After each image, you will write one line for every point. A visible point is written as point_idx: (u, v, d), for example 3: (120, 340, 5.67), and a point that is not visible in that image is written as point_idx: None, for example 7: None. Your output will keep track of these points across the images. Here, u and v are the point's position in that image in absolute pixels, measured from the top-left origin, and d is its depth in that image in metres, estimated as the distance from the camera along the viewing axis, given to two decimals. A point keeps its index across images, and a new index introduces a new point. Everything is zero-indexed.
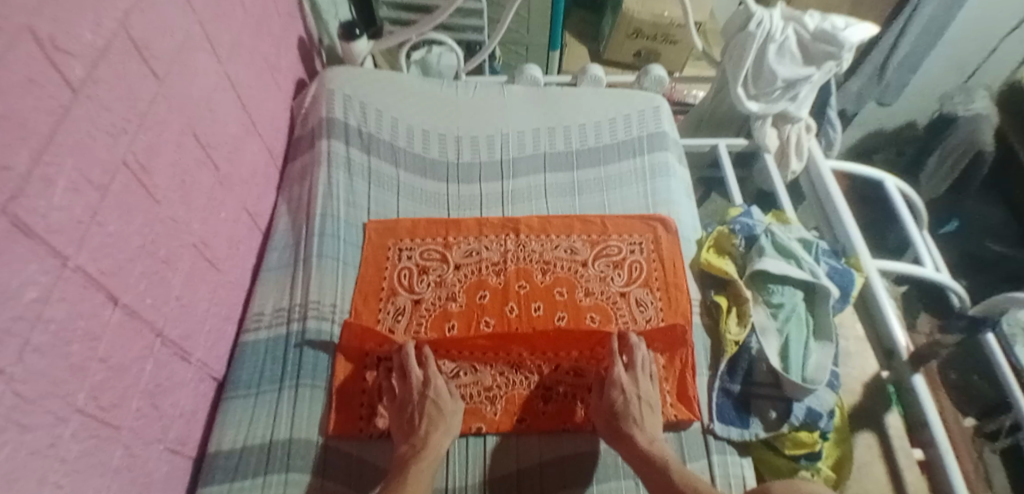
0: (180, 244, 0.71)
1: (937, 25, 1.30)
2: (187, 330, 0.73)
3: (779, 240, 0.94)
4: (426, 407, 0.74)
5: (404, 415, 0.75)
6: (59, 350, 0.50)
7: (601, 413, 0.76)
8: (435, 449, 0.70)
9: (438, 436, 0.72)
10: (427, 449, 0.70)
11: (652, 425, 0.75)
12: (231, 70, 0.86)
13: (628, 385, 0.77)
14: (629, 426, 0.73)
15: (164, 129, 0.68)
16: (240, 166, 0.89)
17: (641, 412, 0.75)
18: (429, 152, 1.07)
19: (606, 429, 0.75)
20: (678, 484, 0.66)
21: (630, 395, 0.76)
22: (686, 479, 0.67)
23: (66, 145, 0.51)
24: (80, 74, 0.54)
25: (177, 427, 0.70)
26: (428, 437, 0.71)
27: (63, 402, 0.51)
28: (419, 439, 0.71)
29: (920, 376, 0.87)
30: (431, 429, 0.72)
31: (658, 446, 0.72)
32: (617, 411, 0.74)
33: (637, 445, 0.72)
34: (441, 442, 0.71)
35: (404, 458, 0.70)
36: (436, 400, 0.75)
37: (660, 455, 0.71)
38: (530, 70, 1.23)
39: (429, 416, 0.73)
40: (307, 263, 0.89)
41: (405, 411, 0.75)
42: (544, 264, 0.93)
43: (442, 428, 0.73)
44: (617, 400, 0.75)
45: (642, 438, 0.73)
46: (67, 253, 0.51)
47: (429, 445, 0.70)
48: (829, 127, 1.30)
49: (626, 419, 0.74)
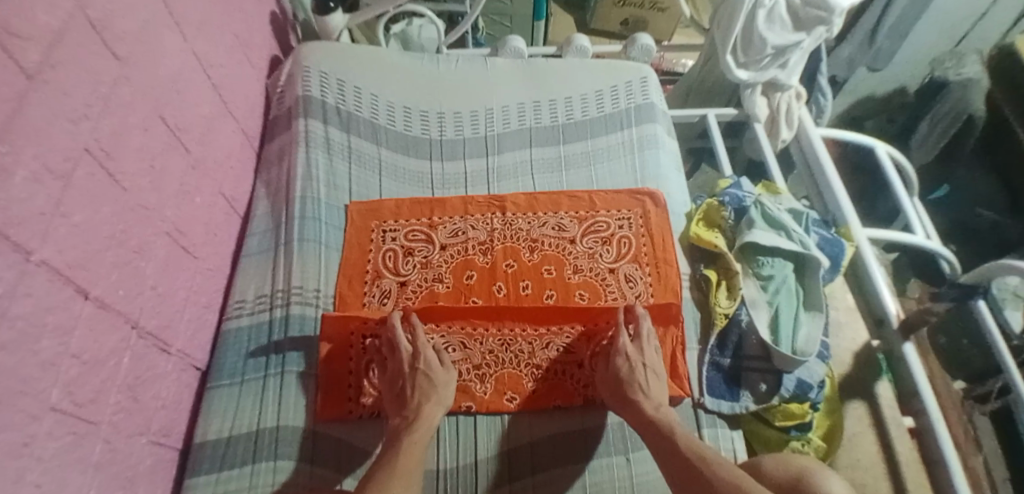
0: (153, 232, 0.69)
1: None
2: (165, 320, 0.71)
3: (768, 210, 0.92)
4: (418, 380, 0.74)
5: (395, 387, 0.75)
6: (28, 347, 0.48)
7: (607, 381, 0.76)
8: (429, 419, 0.70)
9: (431, 407, 0.72)
10: (419, 421, 0.70)
11: (658, 392, 0.76)
12: (200, 49, 0.82)
13: (633, 353, 0.77)
14: (634, 393, 0.73)
15: (130, 112, 0.65)
16: (214, 150, 0.86)
17: (647, 378, 0.75)
18: (412, 131, 1.04)
19: (614, 398, 0.75)
20: (684, 450, 0.66)
21: (636, 363, 0.76)
22: (693, 448, 0.66)
23: (24, 133, 0.49)
24: (35, 58, 0.50)
25: (160, 418, 0.69)
26: (421, 407, 0.71)
27: (37, 401, 0.49)
28: (412, 411, 0.71)
29: (911, 344, 0.87)
30: (422, 401, 0.72)
31: (665, 411, 0.73)
32: (622, 378, 0.75)
33: (643, 411, 0.72)
34: (433, 413, 0.71)
35: (397, 429, 0.70)
36: (427, 372, 0.74)
37: (666, 421, 0.71)
38: (513, 41, 1.18)
39: (420, 389, 0.73)
40: (289, 248, 0.87)
41: (395, 384, 0.75)
42: (531, 243, 0.91)
43: (434, 399, 0.73)
44: (621, 368, 0.76)
45: (648, 405, 0.73)
46: (31, 248, 0.49)
47: (421, 416, 0.70)
48: (819, 95, 1.28)
49: (630, 386, 0.74)
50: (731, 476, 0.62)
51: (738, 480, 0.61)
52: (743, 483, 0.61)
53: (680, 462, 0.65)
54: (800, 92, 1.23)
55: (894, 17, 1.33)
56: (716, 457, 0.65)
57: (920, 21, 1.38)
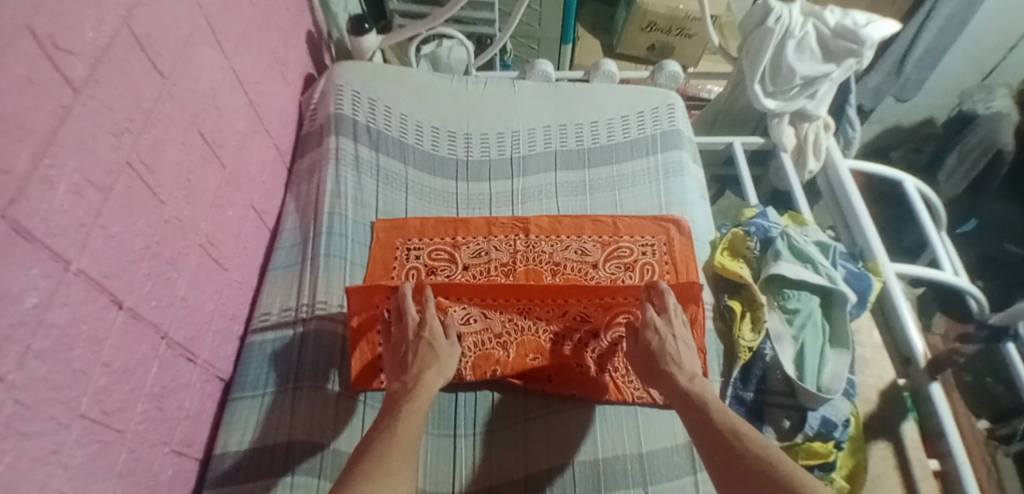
0: (186, 244, 0.70)
1: (958, 22, 1.27)
2: (193, 330, 0.72)
3: (795, 243, 0.91)
4: (421, 347, 0.74)
5: (397, 353, 0.75)
6: (61, 355, 0.49)
7: (638, 356, 0.76)
8: (428, 388, 0.70)
9: (431, 376, 0.71)
10: (417, 389, 0.69)
11: (691, 363, 0.74)
12: (238, 65, 0.85)
13: (663, 326, 0.76)
14: (666, 364, 0.73)
15: (170, 127, 0.67)
16: (247, 164, 0.88)
17: (678, 351, 0.75)
18: (439, 150, 1.05)
19: (648, 372, 0.75)
20: (716, 424, 0.63)
21: (666, 335, 0.75)
22: (727, 421, 0.63)
23: (67, 146, 0.50)
24: (81, 73, 0.52)
25: (183, 428, 0.70)
26: (422, 375, 0.71)
27: (66, 409, 0.50)
28: (411, 378, 0.71)
29: (937, 384, 0.85)
30: (422, 368, 0.72)
31: (700, 382, 0.71)
32: (654, 351, 0.75)
33: (677, 383, 0.71)
34: (432, 383, 0.71)
35: (396, 395, 0.69)
36: (430, 340, 0.74)
37: (700, 393, 0.69)
38: (541, 64, 1.20)
39: (421, 357, 0.73)
40: (315, 262, 0.88)
41: (398, 350, 0.75)
42: (554, 265, 0.91)
43: (435, 369, 0.72)
44: (652, 342, 0.75)
45: (682, 376, 0.72)
46: (69, 257, 0.50)
47: (421, 384, 0.70)
48: (847, 126, 1.26)
49: (662, 357, 0.74)
50: (762, 452, 0.58)
51: (771, 450, 0.58)
52: (774, 452, 0.57)
53: (712, 433, 0.63)
54: (828, 123, 1.23)
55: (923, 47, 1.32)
56: (751, 431, 0.61)
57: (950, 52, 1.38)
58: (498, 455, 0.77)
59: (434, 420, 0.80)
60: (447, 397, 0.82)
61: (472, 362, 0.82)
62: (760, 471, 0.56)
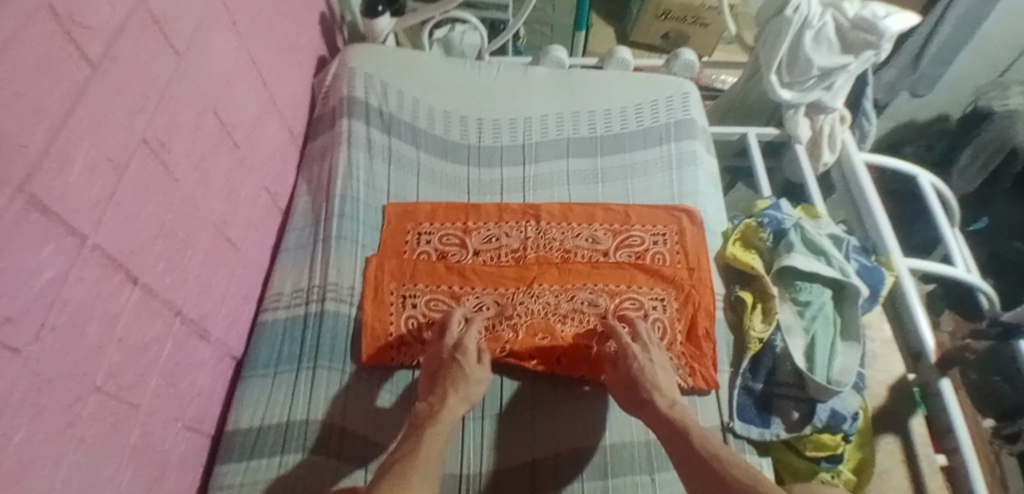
0: (199, 224, 0.70)
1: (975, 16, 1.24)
2: (206, 310, 0.73)
3: (809, 235, 0.91)
4: (452, 367, 0.74)
5: (431, 371, 0.76)
6: (76, 330, 0.50)
7: (618, 385, 0.76)
8: (451, 411, 0.70)
9: (455, 399, 0.71)
10: (442, 411, 0.70)
11: (670, 388, 0.75)
12: (251, 46, 0.84)
13: (640, 353, 0.77)
14: (647, 391, 0.73)
15: (185, 106, 0.67)
16: (260, 147, 0.88)
17: (656, 374, 0.75)
18: (451, 135, 1.05)
19: (629, 399, 0.74)
20: (698, 450, 0.64)
21: (644, 361, 0.76)
22: (708, 446, 0.64)
23: (84, 123, 0.50)
24: (98, 50, 0.52)
25: (195, 406, 0.71)
26: (446, 397, 0.71)
27: (81, 383, 0.51)
28: (436, 398, 0.72)
29: (948, 380, 0.84)
30: (448, 389, 0.72)
31: (679, 409, 0.71)
32: (634, 378, 0.74)
33: (658, 409, 0.71)
34: (456, 407, 0.71)
35: (421, 417, 0.70)
36: (461, 362, 0.75)
37: (681, 419, 0.69)
38: (555, 50, 1.18)
39: (451, 376, 0.73)
40: (326, 244, 0.88)
41: (432, 367, 0.76)
42: (563, 253, 0.92)
43: (461, 392, 0.72)
44: (633, 367, 0.75)
45: (662, 402, 0.72)
46: (85, 233, 0.51)
47: (446, 406, 0.70)
48: (863, 119, 1.25)
49: (641, 386, 0.73)
50: (749, 481, 0.59)
51: (761, 480, 0.59)
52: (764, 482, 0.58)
53: (692, 457, 0.64)
54: (844, 115, 1.21)
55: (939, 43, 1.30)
56: (738, 460, 0.62)
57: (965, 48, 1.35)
58: (504, 440, 0.77)
59: None
60: None
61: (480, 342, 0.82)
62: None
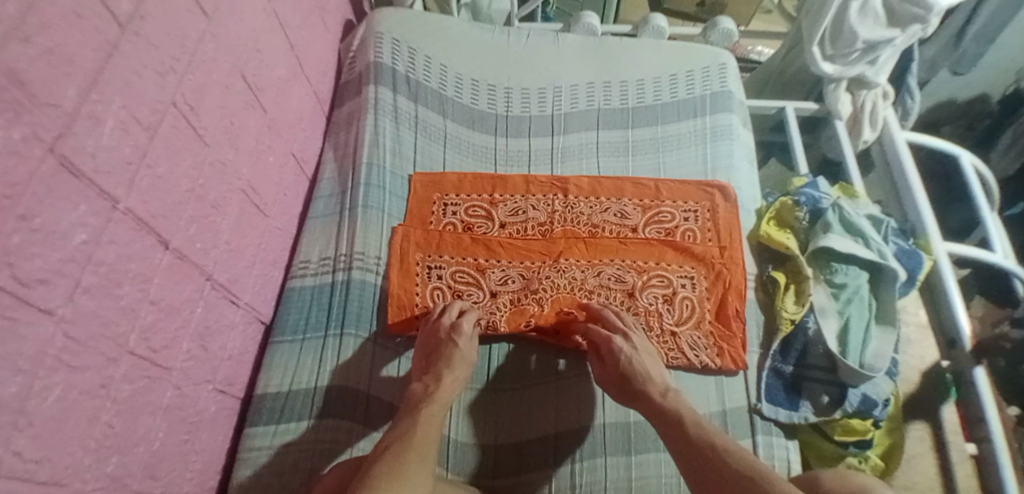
0: (228, 189, 0.70)
1: None
2: (236, 274, 0.73)
3: (847, 215, 0.88)
4: (447, 349, 0.74)
5: (424, 349, 0.75)
6: (109, 291, 0.50)
7: (609, 380, 0.74)
8: (446, 393, 0.70)
9: (450, 381, 0.71)
10: (437, 392, 0.69)
11: (661, 375, 0.73)
12: (279, 9, 0.82)
13: (627, 346, 0.74)
14: (639, 382, 0.71)
15: (213, 68, 0.66)
16: (288, 112, 0.86)
17: (645, 363, 0.73)
18: (478, 104, 1.02)
19: (619, 392, 0.72)
20: (695, 441, 0.62)
21: (631, 352, 0.74)
22: (703, 435, 0.62)
23: (114, 82, 0.50)
24: (127, 9, 0.51)
25: (225, 368, 0.72)
26: (442, 378, 0.71)
27: (115, 344, 0.52)
28: (432, 379, 0.71)
29: (982, 369, 0.84)
30: (444, 370, 0.72)
31: (674, 396, 0.69)
32: (625, 372, 0.72)
33: (652, 400, 0.69)
34: (451, 389, 0.71)
35: (415, 398, 0.69)
36: (457, 343, 0.74)
37: (674, 408, 0.67)
38: (587, 16, 1.14)
39: (446, 356, 0.73)
40: (353, 213, 0.88)
41: (427, 346, 0.75)
42: (591, 228, 0.90)
43: (456, 374, 0.72)
44: (622, 358, 0.73)
45: (656, 392, 0.70)
46: (116, 195, 0.50)
47: (442, 387, 0.70)
48: (907, 96, 1.18)
49: (632, 378, 0.71)
50: (750, 473, 0.57)
51: (764, 475, 0.56)
52: (767, 474, 0.56)
53: (688, 451, 0.62)
54: (887, 92, 1.16)
55: (988, 12, 1.22)
56: (735, 449, 0.60)
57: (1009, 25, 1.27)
58: (529, 414, 0.77)
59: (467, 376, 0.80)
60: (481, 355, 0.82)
61: (506, 316, 0.82)
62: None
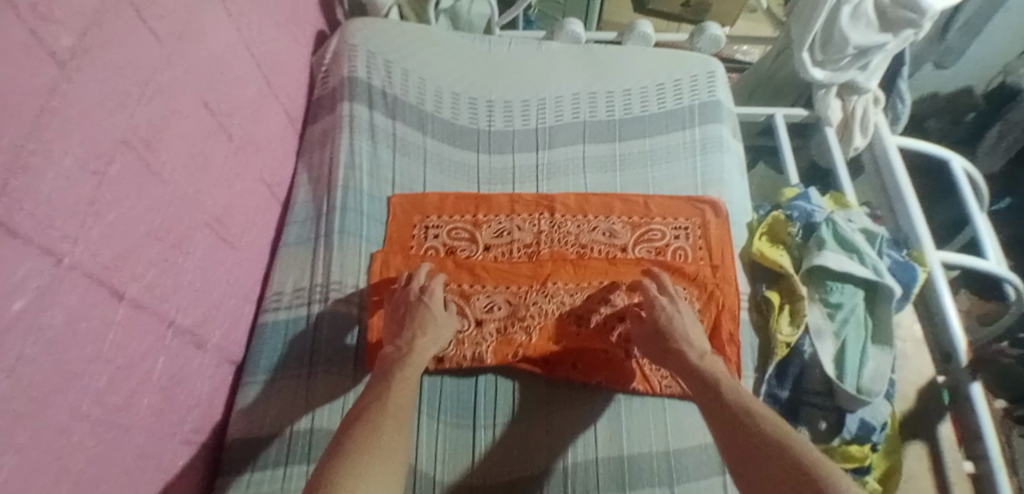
0: (192, 225, 0.65)
1: None
2: (203, 315, 0.68)
3: (841, 230, 0.85)
4: (418, 310, 0.73)
5: (395, 311, 0.75)
6: (58, 356, 0.46)
7: (646, 336, 0.74)
8: (419, 354, 0.69)
9: (423, 342, 0.70)
10: (411, 354, 0.68)
11: (701, 341, 0.71)
12: (244, 27, 0.77)
13: (668, 305, 0.75)
14: (675, 341, 0.71)
15: (171, 98, 0.61)
16: (258, 134, 0.82)
17: (687, 328, 0.73)
18: (459, 119, 0.98)
19: (657, 349, 0.72)
20: (733, 406, 0.59)
21: (672, 311, 0.74)
22: (740, 401, 0.59)
23: (56, 126, 0.45)
24: (67, 44, 0.46)
25: (194, 417, 0.68)
26: (414, 341, 0.70)
27: (66, 413, 0.47)
28: (405, 342, 0.70)
29: (978, 384, 0.80)
30: (417, 333, 0.71)
31: (710, 361, 0.68)
32: (661, 328, 0.73)
33: (687, 360, 0.68)
34: (424, 350, 0.70)
35: (390, 360, 0.68)
36: (428, 304, 0.74)
37: (709, 370, 0.66)
38: (572, 24, 1.10)
39: (419, 318, 0.73)
40: (329, 240, 0.83)
41: (398, 310, 0.75)
42: (580, 249, 0.87)
43: (429, 336, 0.71)
44: (660, 316, 0.74)
45: (692, 354, 0.69)
46: (62, 251, 0.46)
47: (415, 349, 0.69)
48: (898, 101, 1.16)
49: (671, 335, 0.72)
50: (774, 432, 0.54)
51: (788, 434, 0.53)
52: (789, 432, 0.53)
53: (723, 414, 0.59)
54: (878, 96, 1.13)
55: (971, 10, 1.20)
56: (765, 410, 0.58)
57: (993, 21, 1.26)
58: (518, 447, 0.73)
59: (451, 410, 0.76)
60: (466, 386, 0.78)
61: (493, 347, 0.78)
62: (766, 449, 0.52)
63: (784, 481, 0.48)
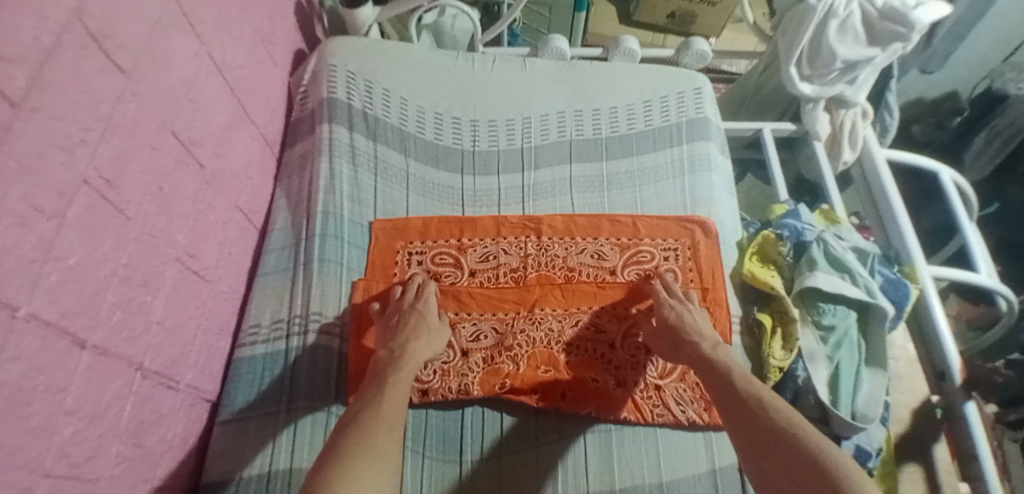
0: (161, 261, 0.62)
1: None
2: (173, 355, 0.65)
3: (833, 250, 0.83)
4: (412, 316, 0.74)
5: (387, 321, 0.74)
6: (16, 414, 0.43)
7: (658, 333, 0.75)
8: (413, 357, 0.69)
9: (416, 346, 0.70)
10: (404, 358, 0.69)
11: (712, 334, 0.73)
12: (216, 51, 0.74)
13: (677, 305, 0.77)
14: (687, 335, 0.72)
15: (137, 130, 0.58)
16: (231, 161, 0.79)
17: (697, 323, 0.74)
18: (442, 140, 0.96)
19: (668, 348, 0.73)
20: (742, 394, 0.61)
21: (682, 310, 0.75)
22: (751, 390, 0.61)
23: (9, 170, 0.42)
24: (22, 83, 0.43)
25: (166, 462, 0.65)
26: (407, 344, 0.70)
27: (26, 472, 0.44)
28: (398, 346, 0.70)
29: (973, 404, 0.79)
30: (410, 338, 0.71)
31: (724, 350, 0.70)
32: (673, 326, 0.73)
33: (701, 350, 0.70)
34: (418, 354, 0.70)
35: (382, 364, 0.68)
36: (422, 310, 0.75)
37: (723, 360, 0.67)
38: (556, 40, 1.08)
39: (413, 322, 0.73)
40: (308, 267, 0.81)
41: (390, 319, 0.74)
42: (568, 272, 0.85)
43: (424, 340, 0.72)
44: (670, 316, 0.75)
45: (706, 344, 0.71)
46: (18, 302, 0.42)
47: (408, 353, 0.69)
48: (886, 114, 1.15)
49: (682, 331, 0.73)
50: (785, 423, 0.55)
51: (799, 424, 0.54)
52: (800, 423, 0.55)
53: (733, 401, 0.61)
54: (867, 110, 1.11)
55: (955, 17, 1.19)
56: (775, 401, 0.59)
57: (978, 26, 1.26)
58: (506, 483, 0.71)
59: (437, 445, 0.73)
60: (452, 419, 0.75)
61: (480, 378, 0.76)
62: (778, 440, 0.53)
63: (792, 467, 0.50)
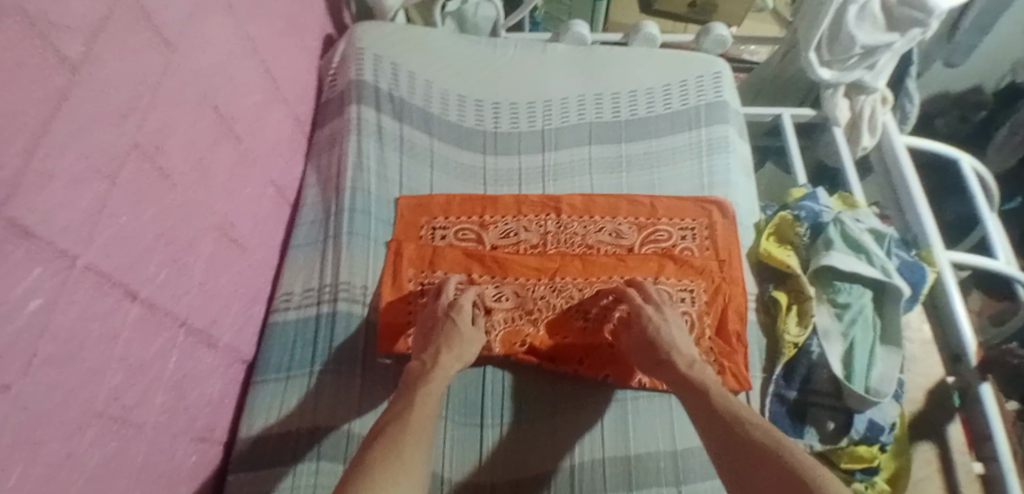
0: (202, 227, 0.67)
1: None
2: (211, 317, 0.69)
3: (850, 230, 0.84)
4: (446, 326, 0.73)
5: (425, 327, 0.75)
6: (73, 356, 0.47)
7: (635, 346, 0.74)
8: (444, 369, 0.69)
9: (448, 359, 0.70)
10: (434, 369, 0.68)
11: (688, 348, 0.72)
12: (250, 32, 0.78)
13: (654, 315, 0.74)
14: (664, 352, 0.70)
15: (179, 103, 0.62)
16: (264, 138, 0.83)
17: (674, 337, 0.72)
18: (465, 121, 0.99)
19: (646, 362, 0.72)
20: (720, 413, 0.59)
21: (660, 321, 0.73)
22: (728, 409, 0.59)
23: (68, 131, 0.45)
24: (78, 51, 0.47)
25: (205, 415, 0.69)
26: (439, 357, 0.70)
27: (82, 409, 0.48)
28: (430, 357, 0.70)
29: (989, 384, 0.79)
30: (442, 348, 0.71)
31: (699, 368, 0.68)
32: (649, 339, 0.72)
33: (676, 368, 0.68)
34: (449, 366, 0.69)
35: (414, 375, 0.68)
36: (455, 319, 0.74)
37: (698, 378, 0.66)
38: (577, 26, 1.10)
39: (446, 334, 0.72)
40: (338, 241, 0.84)
41: (426, 326, 0.75)
42: (586, 249, 0.87)
43: (454, 352, 0.71)
44: (648, 328, 0.73)
45: (681, 362, 0.69)
46: (76, 252, 0.46)
47: (439, 365, 0.69)
48: (907, 101, 1.14)
49: (660, 346, 0.71)
50: (767, 443, 0.52)
51: (777, 440, 0.53)
52: (782, 441, 0.52)
53: (715, 418, 0.59)
54: (885, 96, 1.12)
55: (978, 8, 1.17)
56: (758, 420, 0.57)
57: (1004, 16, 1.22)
58: (526, 448, 0.74)
59: (459, 409, 0.76)
60: (474, 386, 0.78)
61: (501, 337, 0.79)
62: (756, 459, 0.51)
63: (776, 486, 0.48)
